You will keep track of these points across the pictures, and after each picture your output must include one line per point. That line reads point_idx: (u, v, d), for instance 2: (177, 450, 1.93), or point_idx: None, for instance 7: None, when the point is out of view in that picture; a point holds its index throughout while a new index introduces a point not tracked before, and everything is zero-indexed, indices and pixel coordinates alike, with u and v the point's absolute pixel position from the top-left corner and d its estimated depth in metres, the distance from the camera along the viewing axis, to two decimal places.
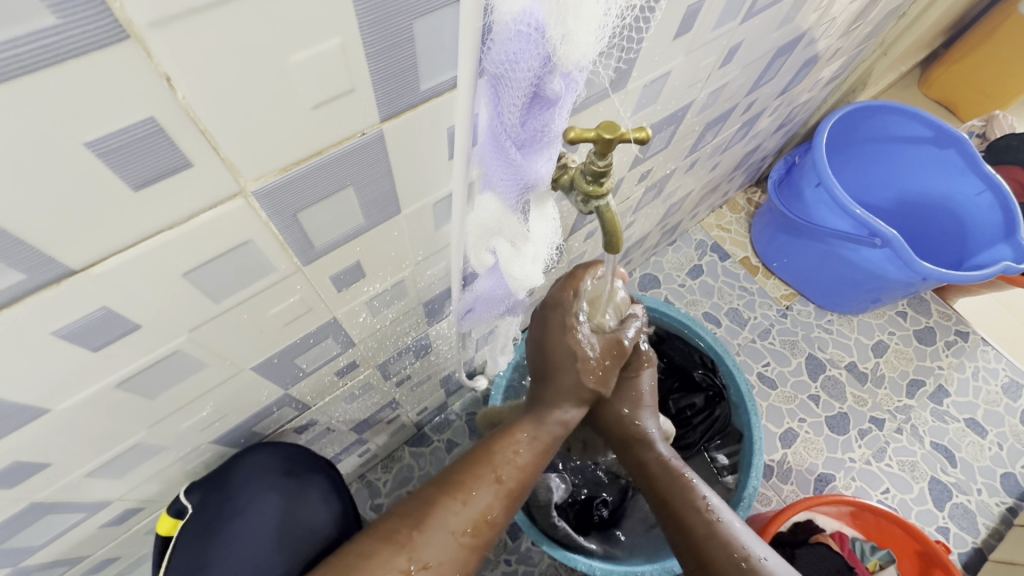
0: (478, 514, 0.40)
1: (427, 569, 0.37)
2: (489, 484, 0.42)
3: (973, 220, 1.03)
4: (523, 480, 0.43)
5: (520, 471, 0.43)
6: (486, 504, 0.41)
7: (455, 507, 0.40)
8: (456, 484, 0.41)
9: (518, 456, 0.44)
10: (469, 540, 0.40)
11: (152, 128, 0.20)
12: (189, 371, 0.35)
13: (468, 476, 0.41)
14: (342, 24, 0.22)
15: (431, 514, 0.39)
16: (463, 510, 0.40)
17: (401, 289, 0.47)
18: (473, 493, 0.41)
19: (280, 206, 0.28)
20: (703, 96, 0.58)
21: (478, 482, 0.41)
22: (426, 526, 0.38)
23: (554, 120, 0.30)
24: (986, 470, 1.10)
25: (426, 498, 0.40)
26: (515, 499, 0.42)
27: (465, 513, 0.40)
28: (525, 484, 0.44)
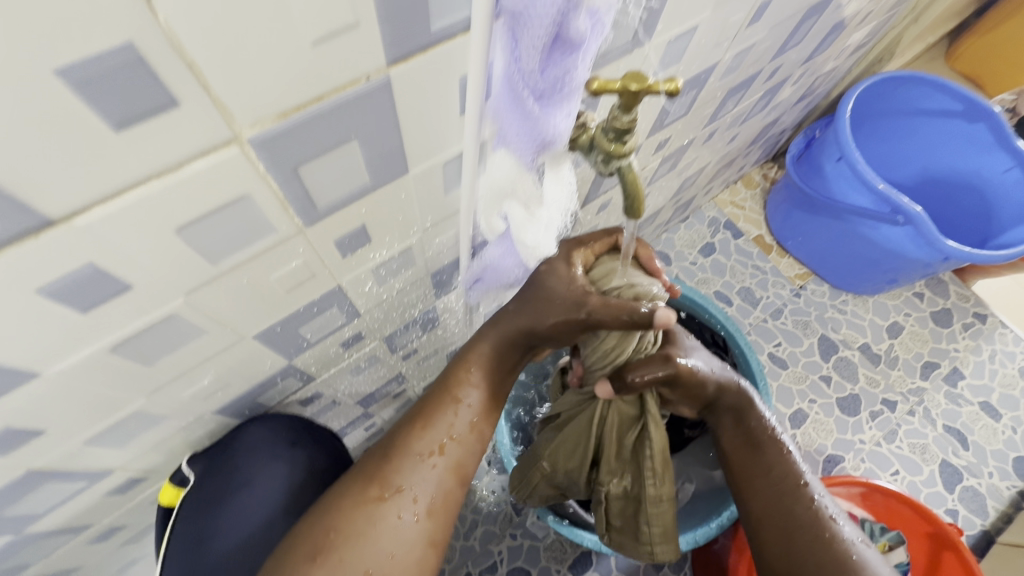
0: (446, 436, 0.43)
1: (403, 491, 0.40)
2: (449, 408, 0.44)
3: (999, 198, 1.00)
4: (485, 397, 0.45)
5: (482, 389, 0.45)
6: (453, 427, 0.43)
7: (420, 435, 0.42)
8: (420, 416, 0.43)
9: (475, 375, 0.45)
10: (442, 459, 0.42)
11: (133, 58, 0.18)
12: (187, 338, 0.33)
13: (430, 406, 0.44)
14: None
15: (397, 446, 0.42)
16: (430, 437, 0.42)
17: (408, 258, 0.45)
18: (436, 420, 0.43)
19: (278, 158, 0.25)
20: (728, 57, 0.55)
21: (439, 410, 0.43)
22: (395, 457, 0.41)
23: (576, 66, 0.27)
24: (998, 453, 1.09)
25: (394, 433, 0.43)
26: (479, 416, 0.45)
27: (433, 437, 0.42)
28: (489, 402, 0.45)
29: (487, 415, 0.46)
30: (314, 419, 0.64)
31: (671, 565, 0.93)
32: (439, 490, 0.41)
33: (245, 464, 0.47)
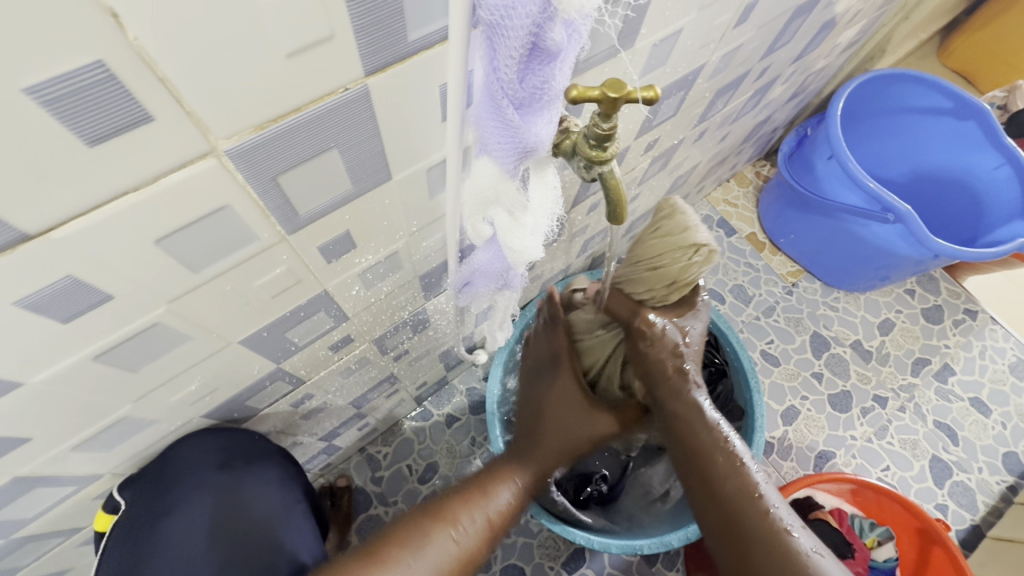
0: (466, 551, 0.41)
1: None
2: (477, 517, 0.42)
3: (989, 195, 1.00)
4: (507, 515, 0.45)
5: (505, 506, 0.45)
6: (475, 542, 0.41)
7: (446, 541, 0.40)
8: (443, 515, 0.41)
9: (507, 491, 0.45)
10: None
11: (103, 73, 0.18)
12: (172, 344, 0.33)
13: (458, 511, 0.42)
14: None
15: (423, 545, 0.39)
16: (453, 545, 0.40)
17: (395, 262, 0.45)
18: (460, 525, 0.41)
19: (257, 168, 0.26)
20: (716, 58, 0.55)
21: (466, 514, 0.42)
22: (417, 556, 0.38)
23: (554, 75, 0.27)
24: (988, 449, 1.10)
25: (412, 528, 0.40)
26: (496, 534, 0.44)
27: (457, 550, 0.40)
28: (507, 521, 0.45)
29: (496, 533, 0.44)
30: (304, 420, 0.65)
31: (663, 561, 0.94)
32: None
33: (179, 486, 0.45)
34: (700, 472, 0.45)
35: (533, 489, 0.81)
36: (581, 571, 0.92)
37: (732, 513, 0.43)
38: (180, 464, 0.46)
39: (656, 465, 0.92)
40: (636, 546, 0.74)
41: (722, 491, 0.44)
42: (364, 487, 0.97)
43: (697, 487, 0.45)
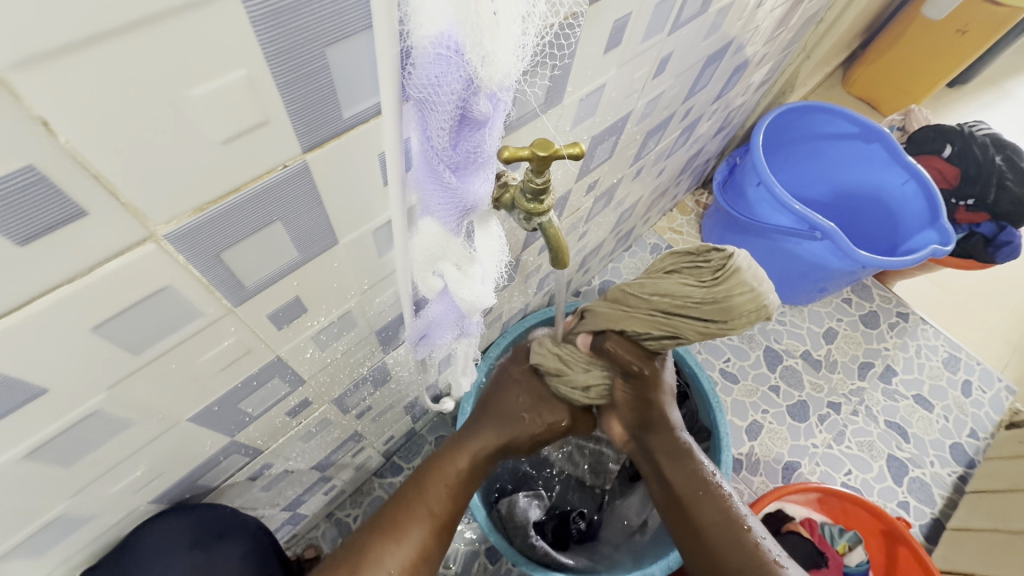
0: (408, 557, 0.48)
1: None
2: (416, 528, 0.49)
3: (901, 208, 1.10)
4: (447, 516, 0.52)
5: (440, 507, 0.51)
6: (421, 539, 0.49)
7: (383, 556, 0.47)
8: (382, 535, 0.48)
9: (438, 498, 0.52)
10: None
11: (35, 176, 0.18)
12: (113, 431, 0.32)
13: (401, 520, 0.49)
14: (248, 54, 0.20)
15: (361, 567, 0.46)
16: (405, 550, 0.48)
17: (349, 320, 0.45)
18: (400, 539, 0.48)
19: (199, 248, 0.26)
20: (640, 105, 0.60)
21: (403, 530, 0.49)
22: None
23: (485, 140, 0.29)
24: (936, 443, 1.16)
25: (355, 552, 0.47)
26: (440, 533, 0.51)
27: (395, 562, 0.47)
28: (450, 519, 0.52)
29: (436, 537, 0.51)
30: (265, 492, 0.62)
31: None
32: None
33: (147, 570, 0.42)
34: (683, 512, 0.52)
35: (511, 536, 0.82)
36: None
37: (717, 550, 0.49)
38: (150, 546, 0.42)
39: (630, 497, 0.91)
40: None
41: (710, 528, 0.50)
42: None
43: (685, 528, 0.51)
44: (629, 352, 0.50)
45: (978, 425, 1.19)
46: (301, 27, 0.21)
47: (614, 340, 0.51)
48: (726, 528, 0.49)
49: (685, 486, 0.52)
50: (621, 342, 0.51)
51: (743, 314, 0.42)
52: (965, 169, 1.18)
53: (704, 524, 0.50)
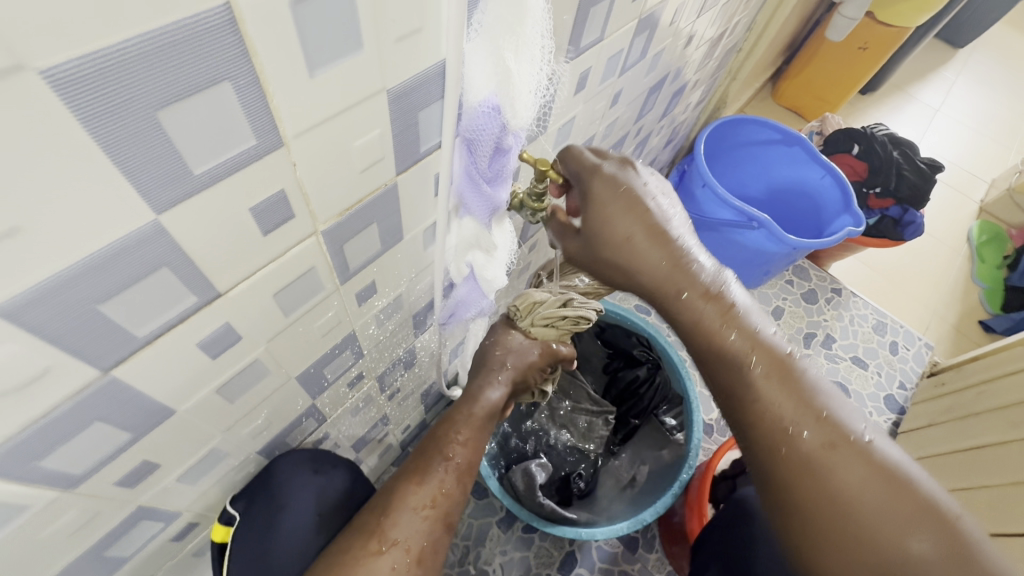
0: (435, 491, 0.56)
1: (397, 544, 0.52)
2: (440, 464, 0.59)
3: (823, 199, 1.31)
4: (467, 456, 0.61)
5: (462, 448, 0.61)
6: (441, 480, 0.57)
7: (413, 490, 0.56)
8: (412, 475, 0.57)
9: (460, 436, 0.62)
10: (431, 511, 0.55)
11: (280, 195, 0.32)
12: (258, 378, 0.45)
13: (421, 466, 0.58)
14: (382, 122, 0.35)
15: (395, 503, 0.55)
16: (420, 495, 0.56)
17: (398, 303, 0.59)
18: (426, 478, 0.57)
19: (334, 240, 0.40)
20: (602, 128, 0.77)
21: (431, 468, 0.58)
22: (391, 513, 0.54)
23: (509, 162, 0.45)
24: (872, 395, 1.36)
25: (391, 492, 0.56)
26: (462, 471, 0.60)
27: (424, 493, 0.56)
28: (470, 459, 0.61)
29: (461, 473, 0.60)
30: None
31: (644, 545, 1.13)
32: (427, 541, 0.53)
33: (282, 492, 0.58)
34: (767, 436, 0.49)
35: (522, 498, 0.96)
36: (575, 571, 1.09)
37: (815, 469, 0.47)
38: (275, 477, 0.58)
39: (620, 457, 1.08)
40: (618, 528, 0.90)
41: (801, 452, 0.47)
42: None
43: (774, 456, 0.49)
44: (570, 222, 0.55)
45: (905, 377, 1.40)
46: (408, 104, 0.36)
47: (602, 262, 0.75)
48: (813, 423, 0.48)
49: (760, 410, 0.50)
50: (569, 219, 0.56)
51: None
52: (870, 163, 1.42)
53: (796, 448, 0.48)
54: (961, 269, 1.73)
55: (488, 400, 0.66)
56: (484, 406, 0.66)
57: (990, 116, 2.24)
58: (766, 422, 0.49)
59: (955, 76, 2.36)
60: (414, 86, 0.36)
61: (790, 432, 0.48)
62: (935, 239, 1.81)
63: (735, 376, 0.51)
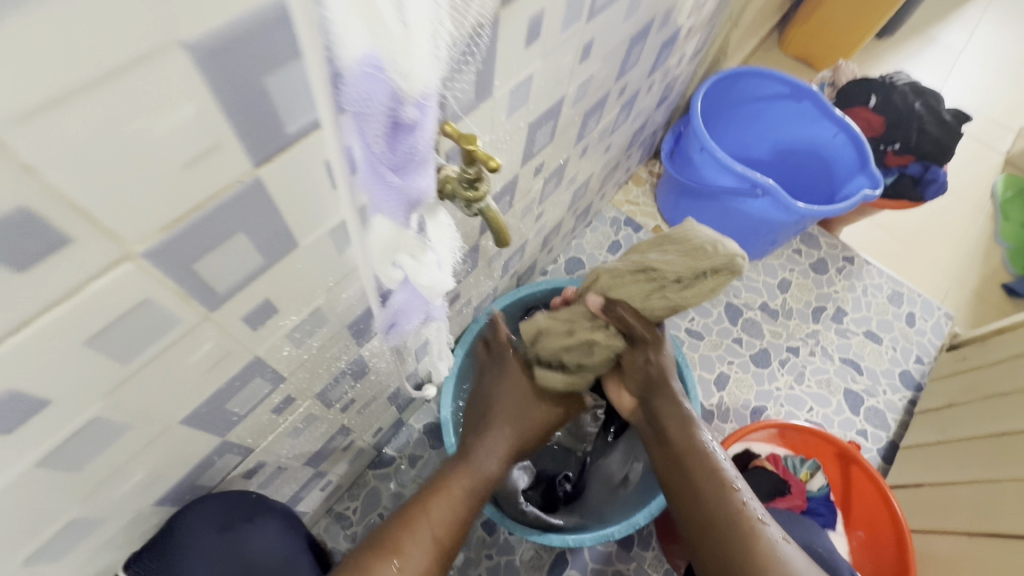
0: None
1: None
2: (425, 545, 0.54)
3: (835, 159, 1.18)
4: (452, 536, 0.57)
5: (450, 528, 0.57)
6: (423, 560, 0.53)
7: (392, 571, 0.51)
8: (391, 550, 0.52)
9: (452, 514, 0.58)
10: None
11: (23, 214, 0.22)
12: (114, 436, 0.36)
13: (404, 541, 0.53)
14: (194, 94, 0.24)
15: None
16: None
17: (320, 317, 0.49)
18: (408, 557, 0.52)
19: (174, 263, 0.29)
20: (572, 89, 0.64)
21: (414, 546, 0.53)
22: None
23: (419, 142, 0.33)
24: (887, 372, 1.26)
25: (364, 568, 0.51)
26: (444, 554, 0.56)
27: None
28: (453, 539, 0.57)
29: (442, 555, 0.56)
30: (263, 489, 0.66)
31: (640, 543, 1.06)
32: None
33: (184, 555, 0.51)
34: (685, 480, 0.62)
35: (502, 504, 0.88)
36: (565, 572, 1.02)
37: (723, 533, 0.57)
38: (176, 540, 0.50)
39: (612, 454, 0.98)
40: (608, 533, 0.81)
41: (715, 515, 0.58)
42: (339, 546, 0.99)
43: (692, 502, 0.61)
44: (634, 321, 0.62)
45: (922, 351, 1.29)
46: (237, 65, 0.25)
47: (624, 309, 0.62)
48: (725, 501, 0.59)
49: (690, 454, 0.63)
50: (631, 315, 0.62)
51: (705, 245, 0.55)
52: (888, 116, 1.27)
53: (708, 504, 0.59)
54: (984, 228, 1.60)
55: (483, 470, 0.62)
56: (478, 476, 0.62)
57: (1019, 56, 2.04)
58: (688, 467, 0.62)
59: (981, 14, 2.15)
60: (238, 36, 0.24)
61: (711, 490, 0.60)
62: (955, 196, 1.66)
63: (662, 416, 0.67)
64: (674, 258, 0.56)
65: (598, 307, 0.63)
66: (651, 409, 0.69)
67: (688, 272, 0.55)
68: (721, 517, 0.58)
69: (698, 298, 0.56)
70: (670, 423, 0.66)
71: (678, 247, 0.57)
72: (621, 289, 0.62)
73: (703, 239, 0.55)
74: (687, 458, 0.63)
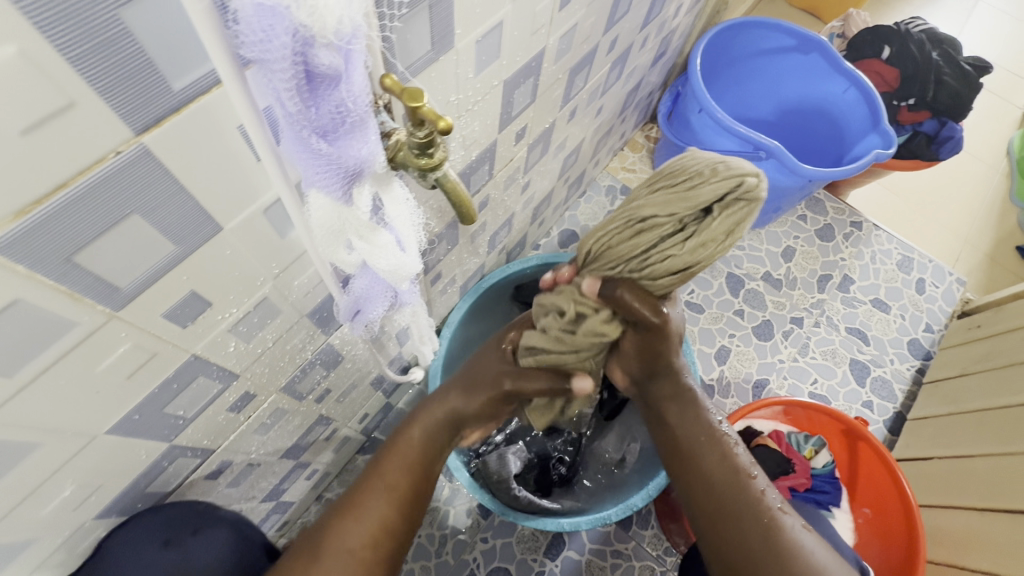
0: (374, 526, 0.51)
1: None
2: (379, 497, 0.52)
3: (844, 117, 1.10)
4: (409, 488, 0.54)
5: (402, 478, 0.54)
6: (381, 512, 0.52)
7: (349, 526, 0.50)
8: (346, 510, 0.51)
9: (403, 460, 0.55)
10: (368, 549, 0.50)
11: None
12: (19, 455, 0.32)
13: (357, 497, 0.52)
14: (14, 30, 0.18)
15: (328, 540, 0.49)
16: (361, 526, 0.51)
17: (270, 308, 0.44)
18: (363, 511, 0.51)
19: (42, 254, 0.24)
20: (553, 41, 0.57)
21: (368, 500, 0.52)
22: (323, 555, 0.49)
23: (346, 97, 0.27)
24: (894, 341, 1.21)
25: (321, 529, 0.51)
26: (406, 503, 0.53)
27: (360, 528, 0.50)
28: (413, 491, 0.54)
29: (402, 505, 0.53)
30: (234, 487, 0.62)
31: (639, 522, 1.03)
32: None
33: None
34: (685, 464, 0.57)
35: (495, 492, 0.84)
36: (563, 553, 1.00)
37: (733, 517, 0.53)
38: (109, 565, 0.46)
39: (607, 436, 0.96)
40: (605, 516, 0.78)
41: (718, 491, 0.55)
42: None
43: (693, 484, 0.56)
44: (640, 300, 0.52)
45: (932, 319, 1.24)
46: None
47: (626, 289, 0.53)
48: (732, 479, 0.55)
49: (688, 435, 0.58)
50: (636, 294, 0.52)
51: (707, 166, 0.47)
52: (904, 69, 1.18)
53: (712, 485, 0.55)
54: (998, 188, 1.52)
55: (429, 416, 0.59)
56: (426, 424, 0.59)
57: None
58: (688, 450, 0.57)
59: None
60: None
61: (715, 469, 0.56)
62: (969, 154, 1.58)
63: (658, 397, 0.61)
64: (672, 196, 0.48)
65: (594, 292, 0.55)
66: (648, 390, 0.62)
67: (692, 209, 0.47)
68: (728, 499, 0.54)
69: (710, 244, 0.48)
70: (668, 407, 0.60)
71: (674, 183, 0.49)
72: (619, 257, 0.53)
73: (702, 164, 0.48)
74: (687, 441, 0.58)
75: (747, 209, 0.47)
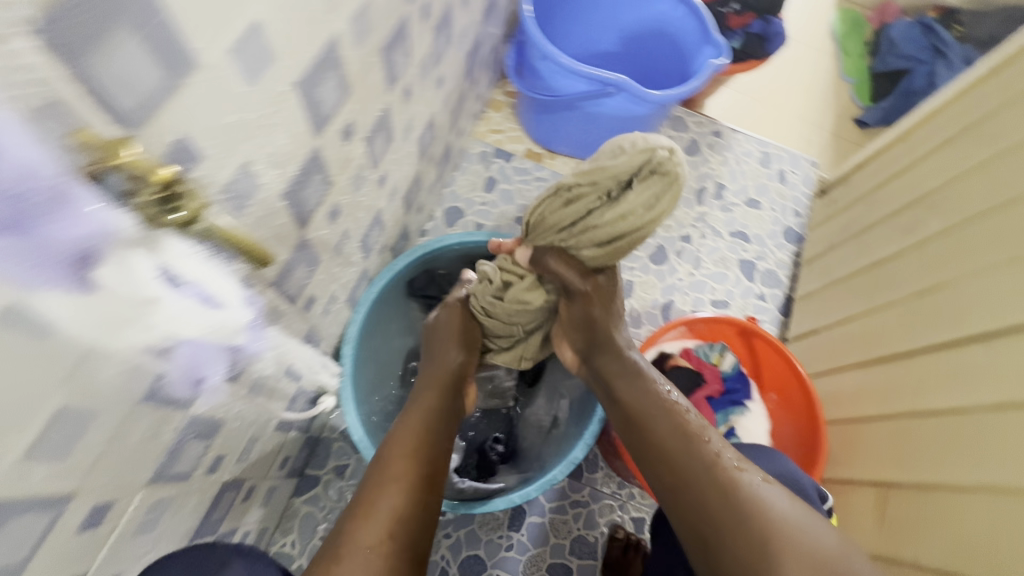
0: (387, 522, 0.52)
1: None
2: (391, 489, 0.55)
3: (679, 34, 1.13)
4: (416, 474, 0.57)
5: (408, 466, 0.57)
6: (393, 505, 0.53)
7: (365, 521, 0.52)
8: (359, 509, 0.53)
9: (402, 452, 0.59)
10: (384, 544, 0.50)
11: None
12: None
13: (370, 493, 0.54)
14: None
15: (345, 545, 0.50)
16: (374, 518, 0.52)
17: (81, 414, 0.37)
18: (375, 506, 0.53)
19: None
20: (343, 25, 0.52)
21: (381, 494, 0.54)
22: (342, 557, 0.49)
23: (16, 187, 0.26)
24: (771, 233, 1.30)
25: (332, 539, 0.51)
26: (416, 491, 0.56)
27: (375, 524, 0.51)
28: (422, 477, 0.57)
29: (418, 490, 0.56)
30: None
31: (589, 468, 1.08)
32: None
33: None
34: (638, 426, 0.65)
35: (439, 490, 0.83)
36: (526, 521, 1.02)
37: (684, 467, 0.59)
38: None
39: (535, 401, 0.97)
40: (553, 477, 0.79)
41: (671, 444, 0.61)
42: None
43: (648, 443, 0.63)
44: (562, 266, 0.65)
45: (798, 204, 1.35)
46: None
47: (552, 257, 0.65)
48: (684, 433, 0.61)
49: (640, 401, 0.66)
50: (562, 262, 0.65)
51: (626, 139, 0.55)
52: None
53: (666, 440, 0.61)
54: (829, 69, 1.65)
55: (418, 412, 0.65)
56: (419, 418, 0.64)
57: None
58: (641, 413, 0.65)
59: None
60: None
61: (666, 423, 0.62)
62: (800, 43, 1.70)
63: (609, 374, 0.69)
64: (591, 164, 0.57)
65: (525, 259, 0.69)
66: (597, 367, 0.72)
67: (613, 182, 0.56)
68: (679, 448, 0.60)
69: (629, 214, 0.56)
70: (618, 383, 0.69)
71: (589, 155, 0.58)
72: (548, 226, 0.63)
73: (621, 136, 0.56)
74: (637, 407, 0.66)
75: (663, 182, 0.55)
